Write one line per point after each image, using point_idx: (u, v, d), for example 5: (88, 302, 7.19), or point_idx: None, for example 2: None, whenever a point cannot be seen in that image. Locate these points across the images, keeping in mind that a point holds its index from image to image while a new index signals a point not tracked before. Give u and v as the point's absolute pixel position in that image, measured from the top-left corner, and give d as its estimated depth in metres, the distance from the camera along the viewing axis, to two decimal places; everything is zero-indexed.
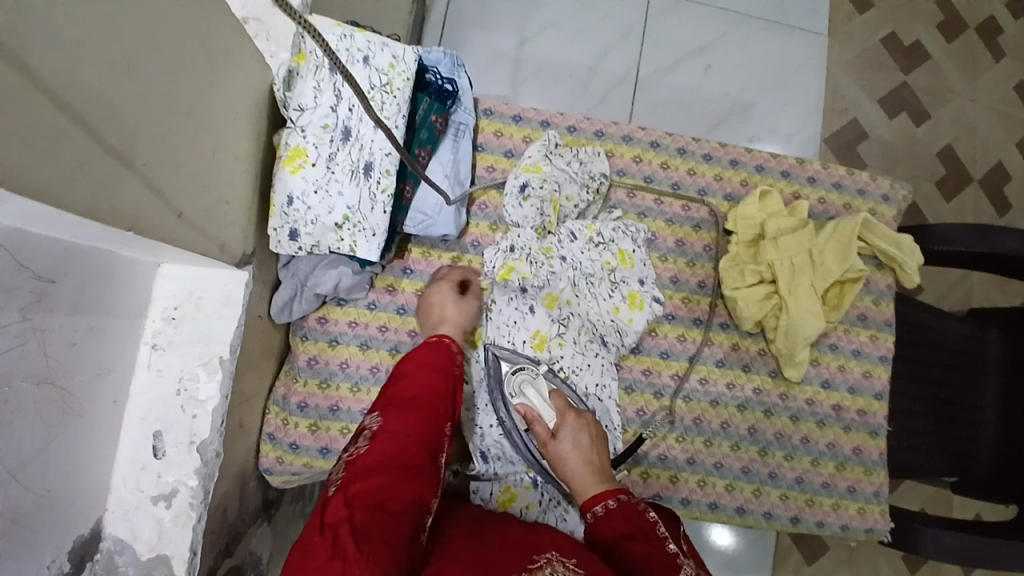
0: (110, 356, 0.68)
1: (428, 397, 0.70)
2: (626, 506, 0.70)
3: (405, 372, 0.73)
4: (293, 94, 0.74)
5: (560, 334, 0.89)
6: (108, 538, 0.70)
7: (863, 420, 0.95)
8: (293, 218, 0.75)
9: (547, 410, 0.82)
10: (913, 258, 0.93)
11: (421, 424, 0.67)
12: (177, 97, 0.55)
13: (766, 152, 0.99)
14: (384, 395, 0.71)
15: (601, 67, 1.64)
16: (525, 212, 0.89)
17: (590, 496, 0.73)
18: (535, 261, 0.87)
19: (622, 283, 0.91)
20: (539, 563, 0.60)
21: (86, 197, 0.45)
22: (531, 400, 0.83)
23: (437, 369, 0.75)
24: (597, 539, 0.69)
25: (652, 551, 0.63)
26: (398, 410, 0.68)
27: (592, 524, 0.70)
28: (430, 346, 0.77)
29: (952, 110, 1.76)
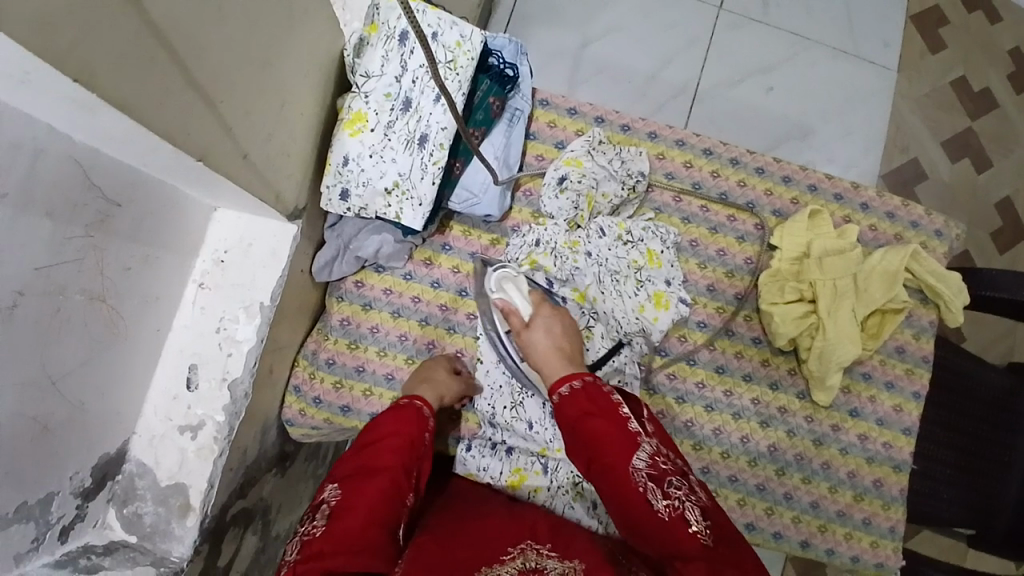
0: (160, 286, 0.73)
1: (393, 467, 0.72)
2: (587, 388, 0.71)
3: (371, 440, 0.74)
4: (362, 60, 0.77)
5: (590, 327, 0.88)
6: (132, 461, 0.76)
7: (887, 454, 0.92)
8: (346, 178, 0.78)
9: (521, 300, 0.84)
10: (959, 297, 0.91)
11: (379, 499, 0.68)
12: (256, 44, 0.58)
13: (821, 173, 0.97)
14: (349, 460, 0.73)
15: (661, 76, 1.63)
16: (559, 205, 0.91)
17: (555, 379, 0.75)
18: (560, 254, 0.89)
19: (649, 282, 0.91)
20: (512, 553, 0.66)
21: (164, 120, 0.49)
22: (510, 293, 0.84)
23: (403, 436, 0.75)
24: (562, 421, 0.71)
25: (615, 448, 0.65)
26: (359, 482, 0.69)
27: (558, 403, 0.72)
28: (395, 411, 0.77)
29: (1021, 161, 1.70)
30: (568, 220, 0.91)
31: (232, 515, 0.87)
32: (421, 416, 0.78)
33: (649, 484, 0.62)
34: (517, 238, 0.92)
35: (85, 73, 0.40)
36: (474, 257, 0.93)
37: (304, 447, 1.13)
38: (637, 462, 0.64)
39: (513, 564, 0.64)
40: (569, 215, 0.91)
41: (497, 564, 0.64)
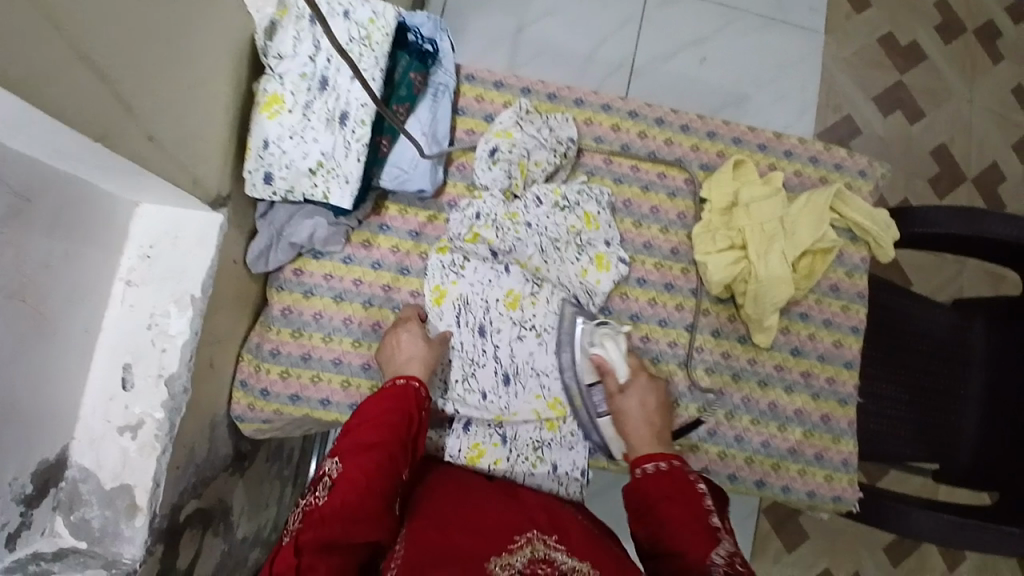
0: (84, 283, 0.71)
1: (388, 441, 0.71)
2: (676, 473, 0.76)
3: (369, 413, 0.74)
4: (274, 41, 0.75)
5: (536, 292, 0.89)
6: (74, 467, 0.74)
7: (831, 389, 0.96)
8: (268, 161, 0.77)
9: (619, 364, 0.86)
10: (889, 234, 0.94)
11: (378, 470, 0.68)
12: (153, 22, 0.57)
13: (744, 125, 1.00)
14: (348, 433, 0.73)
15: (598, 55, 1.66)
16: (491, 173, 0.91)
17: (643, 454, 0.79)
18: (501, 226, 0.91)
19: (589, 245, 0.93)
20: (518, 542, 0.65)
21: (56, 95, 0.48)
22: (608, 351, 0.86)
23: (399, 412, 0.74)
24: (638, 497, 0.76)
25: (694, 535, 0.69)
26: (359, 454, 0.69)
27: (644, 474, 0.77)
28: (388, 388, 0.76)
29: (949, 109, 1.76)
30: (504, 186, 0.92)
31: (188, 516, 0.86)
32: (417, 393, 0.77)
33: (724, 570, 0.65)
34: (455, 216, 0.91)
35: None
36: (412, 236, 0.93)
37: (264, 449, 1.12)
38: (714, 556, 0.67)
39: (522, 553, 0.63)
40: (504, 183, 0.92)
41: (506, 552, 0.63)
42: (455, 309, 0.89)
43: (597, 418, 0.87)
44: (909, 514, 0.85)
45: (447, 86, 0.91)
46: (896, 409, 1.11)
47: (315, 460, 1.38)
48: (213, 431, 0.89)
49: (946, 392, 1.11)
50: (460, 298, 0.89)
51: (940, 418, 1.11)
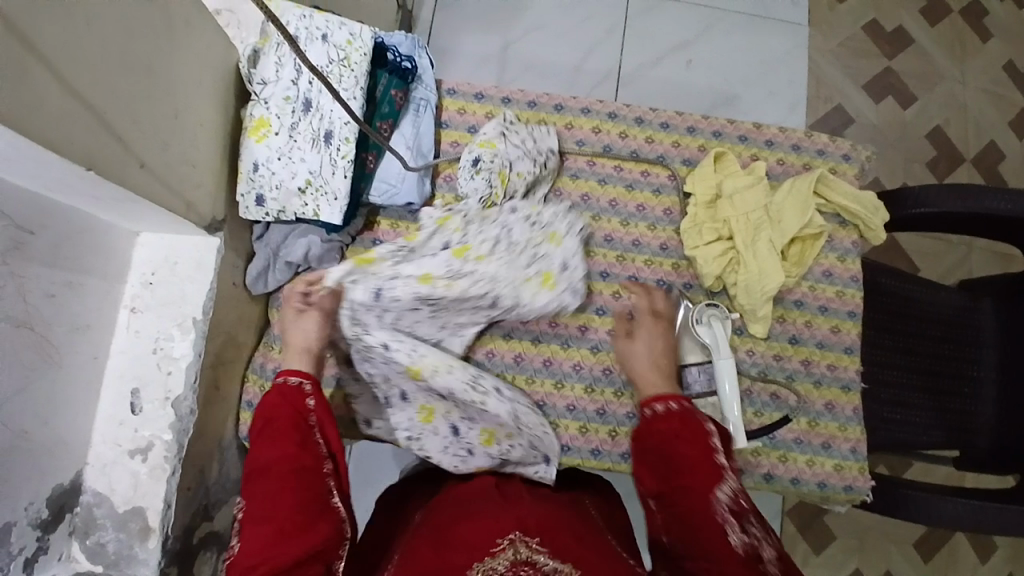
0: (89, 312, 0.74)
1: (280, 456, 0.70)
2: (681, 414, 0.75)
3: (258, 427, 0.73)
4: (257, 69, 0.80)
5: (450, 284, 0.86)
6: (88, 491, 0.76)
7: (833, 376, 0.95)
8: (259, 183, 0.80)
9: (721, 348, 0.86)
10: (877, 215, 0.95)
11: (278, 488, 0.68)
12: (135, 56, 0.61)
13: (723, 119, 1.02)
14: (247, 461, 0.71)
15: (583, 66, 1.69)
16: (468, 177, 0.92)
17: (652, 395, 0.79)
18: (472, 220, 0.90)
19: (545, 259, 0.90)
20: (501, 545, 0.65)
21: (47, 126, 0.51)
22: (716, 335, 0.87)
23: (283, 420, 0.72)
24: (651, 434, 0.75)
25: (703, 473, 0.70)
26: (260, 480, 0.69)
27: (652, 417, 0.76)
28: (275, 397, 0.75)
29: (941, 91, 1.76)
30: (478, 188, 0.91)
31: (201, 539, 0.88)
32: (299, 393, 0.75)
33: (729, 516, 0.67)
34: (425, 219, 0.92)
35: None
36: None
37: None
38: (718, 494, 0.68)
39: (503, 557, 0.63)
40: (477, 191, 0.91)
41: (488, 557, 0.63)
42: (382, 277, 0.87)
43: (686, 401, 0.87)
44: (928, 502, 0.85)
45: (428, 100, 0.94)
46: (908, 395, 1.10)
47: None
48: (223, 453, 0.92)
49: (957, 376, 1.10)
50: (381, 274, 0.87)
51: (953, 403, 1.10)
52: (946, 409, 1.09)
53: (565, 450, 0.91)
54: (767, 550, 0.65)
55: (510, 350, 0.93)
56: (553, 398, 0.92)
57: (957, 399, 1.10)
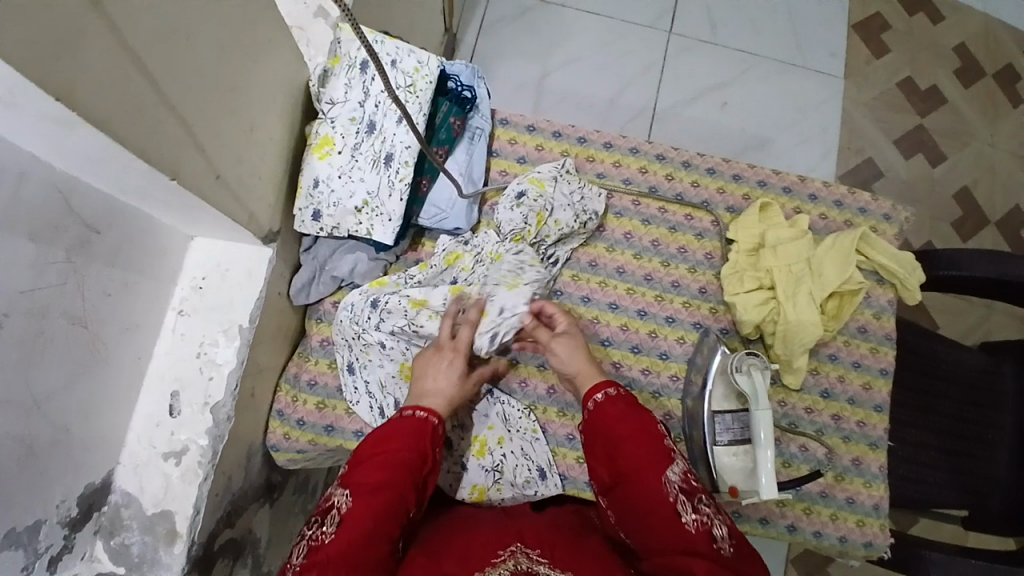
0: (140, 313, 0.75)
1: (395, 484, 0.73)
2: (620, 402, 0.80)
3: (375, 446, 0.76)
4: (327, 88, 0.82)
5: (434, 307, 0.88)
6: (118, 491, 0.77)
7: (862, 432, 0.95)
8: (317, 199, 0.82)
9: (760, 398, 0.85)
10: (914, 275, 0.96)
11: (383, 512, 0.70)
12: (224, 73, 0.63)
13: (768, 169, 1.03)
14: (360, 465, 0.74)
15: (621, 99, 1.72)
16: (508, 209, 0.94)
17: (589, 386, 0.83)
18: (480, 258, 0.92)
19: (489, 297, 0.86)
20: (502, 556, 0.69)
21: (141, 133, 0.53)
22: (757, 383, 0.86)
23: (412, 449, 0.75)
24: (599, 426, 0.80)
25: (654, 465, 0.76)
26: (367, 494, 0.71)
27: (597, 406, 0.81)
28: (408, 417, 0.78)
29: (972, 152, 1.78)
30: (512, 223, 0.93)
31: (221, 545, 0.87)
32: (433, 429, 0.78)
33: (680, 495, 0.73)
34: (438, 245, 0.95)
35: (70, 83, 0.44)
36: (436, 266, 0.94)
37: (292, 480, 1.13)
38: (669, 476, 0.75)
39: (505, 567, 0.66)
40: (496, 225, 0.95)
41: (490, 567, 0.67)
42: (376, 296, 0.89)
43: (713, 445, 0.88)
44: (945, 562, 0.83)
45: (481, 130, 0.96)
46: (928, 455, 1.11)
47: None
48: (249, 461, 0.92)
49: (977, 439, 1.11)
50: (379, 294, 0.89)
51: (972, 465, 1.10)
52: (966, 471, 1.09)
53: (561, 479, 0.91)
54: (718, 525, 0.72)
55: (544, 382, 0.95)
56: (580, 433, 0.94)
57: (977, 461, 1.10)
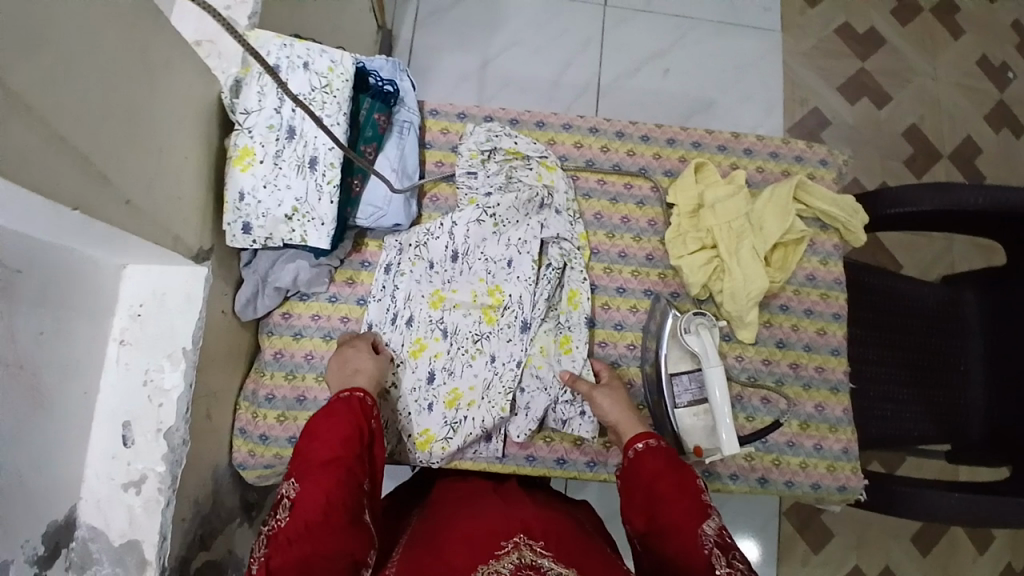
0: (78, 348, 0.74)
1: (334, 454, 0.73)
2: (663, 452, 0.79)
3: (318, 428, 0.75)
4: (239, 98, 0.80)
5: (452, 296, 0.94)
6: (83, 527, 0.76)
7: (821, 376, 0.97)
8: (245, 212, 0.80)
9: (710, 354, 0.87)
10: (856, 218, 0.97)
11: (336, 484, 0.70)
12: (118, 97, 0.61)
13: (701, 129, 1.03)
14: (299, 452, 0.74)
15: (564, 78, 1.71)
16: (485, 172, 0.95)
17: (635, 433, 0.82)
18: (478, 235, 0.95)
19: (570, 277, 0.96)
20: (506, 548, 0.67)
21: (37, 168, 0.51)
22: (705, 342, 0.87)
23: (343, 426, 0.75)
24: (639, 473, 0.78)
25: (689, 514, 0.73)
26: (314, 473, 0.71)
27: (640, 453, 0.79)
28: (335, 403, 0.78)
29: (916, 90, 1.80)
30: (498, 186, 0.95)
31: (199, 569, 0.87)
32: (363, 405, 0.79)
33: (715, 550, 0.69)
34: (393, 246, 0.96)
35: None
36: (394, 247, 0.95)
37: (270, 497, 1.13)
38: (706, 529, 0.71)
39: (509, 560, 0.65)
40: (488, 189, 0.95)
41: (493, 560, 0.65)
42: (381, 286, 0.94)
43: (675, 409, 0.89)
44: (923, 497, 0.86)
45: (501, 128, 0.98)
46: (895, 391, 1.14)
47: None
48: (217, 482, 0.91)
49: (945, 369, 1.15)
50: (387, 285, 0.94)
51: (942, 394, 1.14)
52: (937, 401, 1.14)
53: (529, 459, 0.92)
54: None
55: None
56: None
57: (948, 390, 1.14)
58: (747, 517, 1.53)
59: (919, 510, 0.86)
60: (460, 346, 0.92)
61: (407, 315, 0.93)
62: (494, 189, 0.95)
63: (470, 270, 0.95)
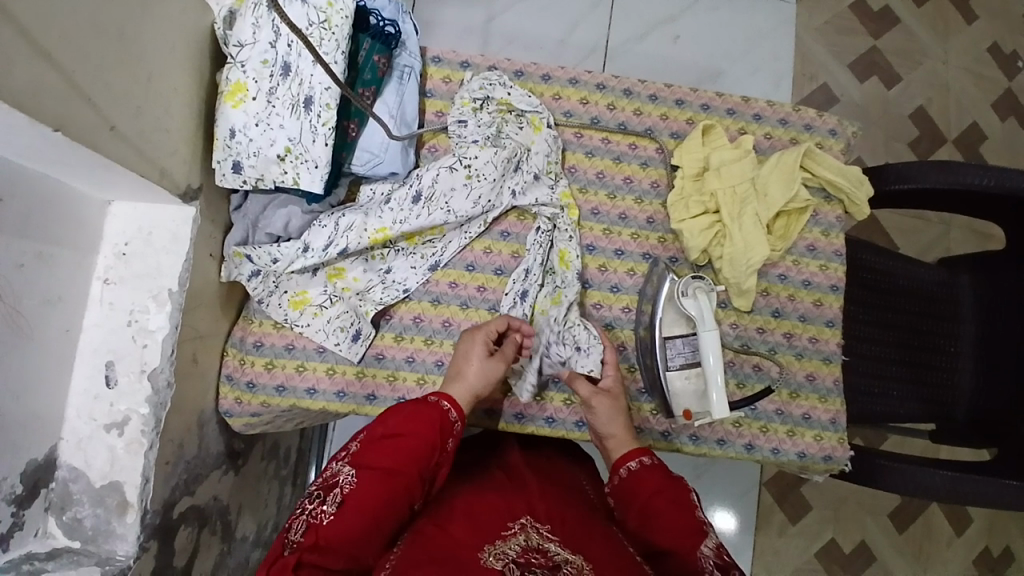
0: (61, 284, 0.71)
1: (403, 467, 0.72)
2: (650, 470, 0.80)
3: (392, 428, 0.74)
4: (233, 30, 0.76)
5: (397, 229, 0.88)
6: (64, 467, 0.74)
7: (815, 347, 0.96)
8: (235, 150, 0.78)
9: (706, 318, 0.86)
10: (861, 190, 0.95)
11: (383, 499, 0.69)
12: (105, 16, 0.57)
13: (711, 91, 1.01)
14: (372, 445, 0.73)
15: (571, 39, 1.66)
16: (476, 122, 0.93)
17: (619, 455, 0.83)
18: (441, 172, 0.89)
19: (563, 231, 0.94)
20: (512, 529, 0.70)
21: (16, 79, 0.48)
22: (703, 307, 0.86)
23: (425, 441, 0.74)
24: (633, 491, 0.80)
25: (686, 531, 0.74)
26: (380, 477, 0.70)
27: (633, 472, 0.81)
28: (424, 409, 0.76)
29: (928, 70, 1.77)
30: (488, 138, 0.92)
31: (182, 513, 0.87)
32: (446, 421, 0.76)
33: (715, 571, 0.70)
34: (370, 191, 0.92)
35: None
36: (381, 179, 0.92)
37: (256, 447, 1.13)
38: (705, 550, 0.72)
39: (515, 541, 0.68)
40: (484, 135, 0.92)
41: (499, 540, 0.68)
42: (330, 214, 0.88)
43: (666, 372, 0.88)
44: (906, 472, 0.90)
45: (498, 78, 0.95)
46: (887, 369, 1.14)
47: (310, 464, 1.42)
48: (202, 429, 0.90)
49: (936, 350, 1.15)
50: (339, 215, 0.88)
51: (932, 375, 1.15)
52: (926, 381, 1.14)
53: (517, 416, 0.92)
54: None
55: (473, 283, 0.94)
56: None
57: (938, 371, 1.15)
58: (728, 488, 1.55)
59: (903, 483, 0.90)
60: (380, 277, 0.93)
61: (340, 246, 0.87)
62: (483, 139, 0.92)
63: (429, 217, 0.89)
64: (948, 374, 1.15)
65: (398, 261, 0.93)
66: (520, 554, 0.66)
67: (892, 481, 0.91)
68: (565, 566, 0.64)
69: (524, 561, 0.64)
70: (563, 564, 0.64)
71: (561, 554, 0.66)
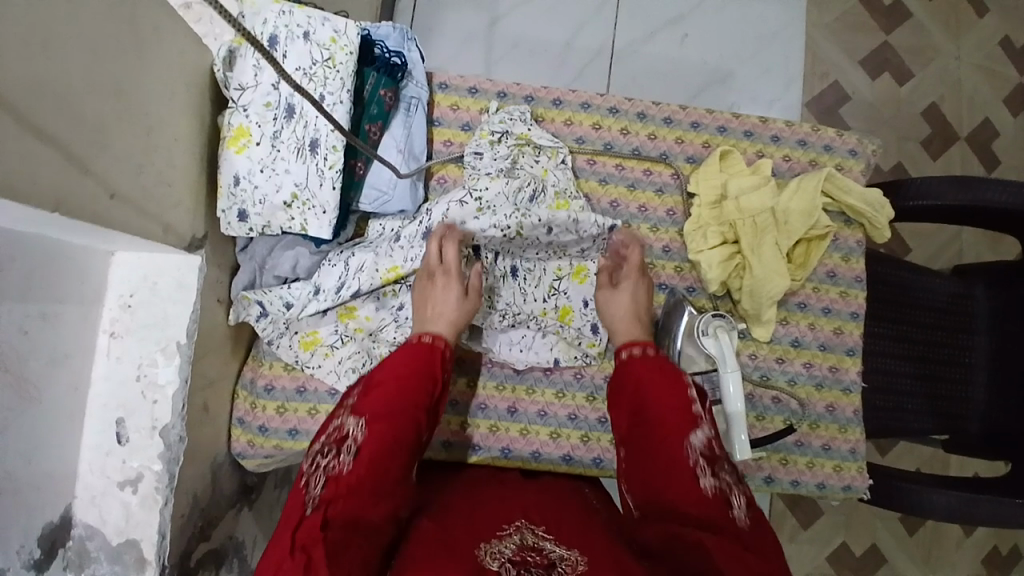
0: (68, 343, 0.68)
1: (409, 398, 0.73)
2: (653, 358, 0.80)
3: (390, 369, 0.75)
4: (234, 72, 0.73)
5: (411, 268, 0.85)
6: (79, 525, 0.72)
7: (835, 377, 0.95)
8: (240, 198, 0.75)
9: (727, 359, 0.82)
10: (881, 214, 0.92)
11: (401, 434, 0.70)
12: (101, 80, 0.54)
13: (727, 112, 0.97)
14: (369, 392, 0.73)
15: (576, 42, 1.61)
16: (492, 154, 0.89)
17: (626, 340, 0.85)
18: (457, 209, 0.87)
19: (563, 294, 0.93)
20: (508, 530, 0.68)
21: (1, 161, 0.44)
22: (724, 346, 0.83)
23: (419, 371, 0.76)
24: (626, 381, 0.80)
25: (678, 425, 0.72)
26: (385, 415, 0.70)
27: (625, 362, 0.82)
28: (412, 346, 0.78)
29: (941, 66, 1.72)
30: (503, 171, 0.88)
31: (199, 559, 0.86)
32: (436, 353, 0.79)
33: (702, 460, 0.69)
34: (380, 228, 0.90)
35: None
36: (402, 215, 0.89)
37: (269, 477, 1.12)
38: (694, 441, 0.71)
39: (512, 540, 0.65)
40: (502, 168, 0.89)
41: (496, 540, 0.65)
42: (342, 252, 0.87)
43: None
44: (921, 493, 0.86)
45: (520, 114, 0.92)
46: (903, 390, 1.13)
47: None
48: (214, 472, 0.89)
49: (951, 362, 1.14)
50: (350, 255, 0.86)
51: (947, 391, 1.13)
52: (939, 393, 1.13)
53: (534, 455, 0.90)
54: (738, 495, 0.67)
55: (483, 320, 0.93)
56: (553, 408, 0.91)
57: (951, 384, 1.13)
58: None
59: (917, 505, 0.86)
60: (393, 316, 0.90)
61: (352, 287, 0.85)
62: (498, 172, 0.88)
63: (440, 252, 0.85)
64: (962, 390, 1.14)
65: (409, 299, 0.90)
66: (515, 552, 0.63)
67: (920, 505, 0.86)
68: (561, 564, 0.60)
69: (519, 559, 0.61)
70: (558, 562, 0.61)
71: (557, 551, 0.63)
